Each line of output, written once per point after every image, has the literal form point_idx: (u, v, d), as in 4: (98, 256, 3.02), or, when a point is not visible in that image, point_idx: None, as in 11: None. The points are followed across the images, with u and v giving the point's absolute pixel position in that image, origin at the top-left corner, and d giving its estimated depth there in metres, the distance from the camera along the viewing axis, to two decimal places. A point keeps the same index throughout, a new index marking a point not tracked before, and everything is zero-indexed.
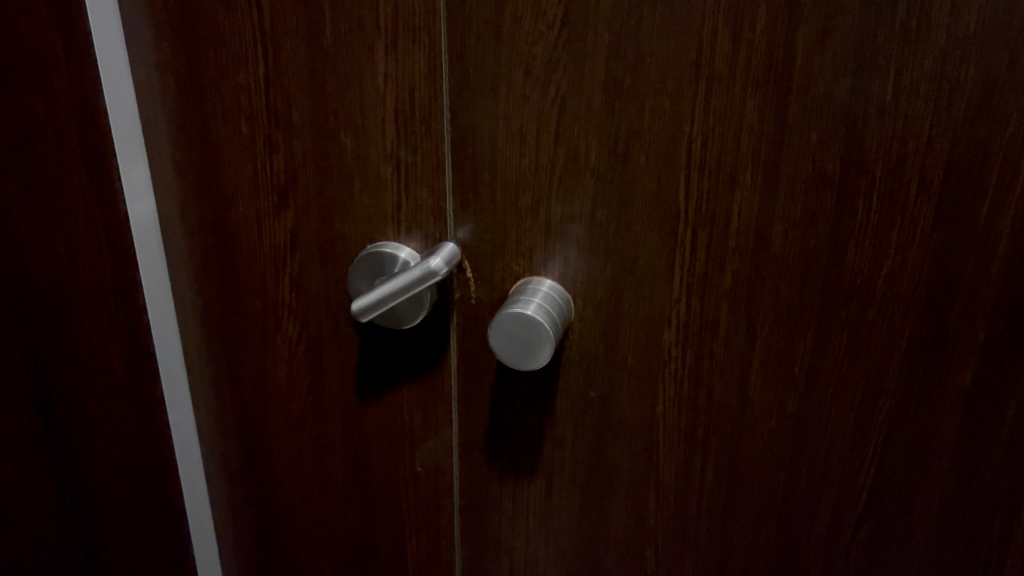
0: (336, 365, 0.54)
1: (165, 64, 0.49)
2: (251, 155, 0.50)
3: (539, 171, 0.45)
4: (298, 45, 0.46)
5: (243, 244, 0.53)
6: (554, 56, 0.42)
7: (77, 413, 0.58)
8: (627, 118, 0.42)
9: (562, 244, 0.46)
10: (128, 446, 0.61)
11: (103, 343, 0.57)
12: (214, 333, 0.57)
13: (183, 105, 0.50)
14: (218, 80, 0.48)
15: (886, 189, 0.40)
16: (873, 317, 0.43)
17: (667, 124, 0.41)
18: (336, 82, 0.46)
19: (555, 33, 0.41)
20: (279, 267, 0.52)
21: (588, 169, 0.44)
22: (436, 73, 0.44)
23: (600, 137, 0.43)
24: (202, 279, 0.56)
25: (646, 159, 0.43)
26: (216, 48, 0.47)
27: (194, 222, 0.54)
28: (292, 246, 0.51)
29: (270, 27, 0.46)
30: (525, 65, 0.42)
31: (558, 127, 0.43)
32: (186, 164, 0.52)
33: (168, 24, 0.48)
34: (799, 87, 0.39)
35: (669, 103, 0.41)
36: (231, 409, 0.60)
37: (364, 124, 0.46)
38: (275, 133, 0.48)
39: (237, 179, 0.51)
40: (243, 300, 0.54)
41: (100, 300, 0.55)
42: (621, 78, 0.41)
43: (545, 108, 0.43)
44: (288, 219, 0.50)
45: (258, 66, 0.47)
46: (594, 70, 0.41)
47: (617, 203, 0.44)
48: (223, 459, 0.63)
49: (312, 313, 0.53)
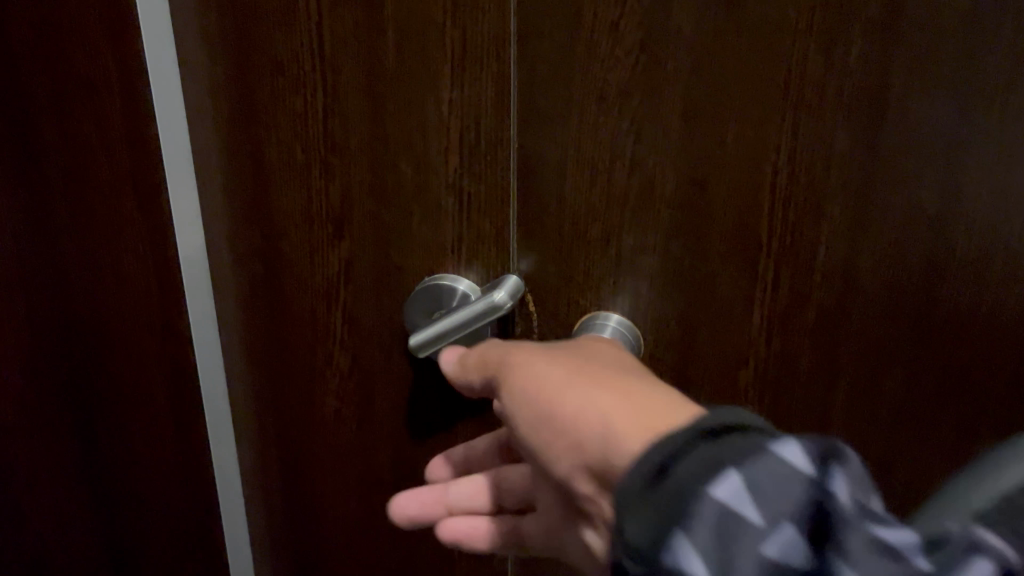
0: (386, 401, 0.51)
1: (218, 90, 0.47)
2: (304, 183, 0.47)
3: (611, 203, 0.43)
4: (358, 69, 0.44)
5: (292, 275, 0.50)
6: (633, 81, 0.40)
7: (117, 433, 0.58)
8: (706, 146, 0.40)
9: (632, 278, 0.44)
10: (168, 473, 0.59)
11: (147, 371, 0.56)
12: (258, 368, 0.54)
13: (236, 133, 0.48)
14: (274, 105, 0.46)
15: (987, 218, 0.38)
16: (969, 351, 0.41)
17: (749, 152, 0.40)
18: (397, 107, 0.44)
19: (631, 58, 0.40)
20: (330, 298, 0.50)
21: (663, 202, 0.42)
22: (503, 100, 0.42)
23: (679, 166, 0.41)
24: (251, 310, 0.53)
25: (726, 189, 0.41)
26: (272, 71, 0.45)
27: (243, 253, 0.51)
28: (346, 277, 0.49)
29: (329, 50, 0.44)
30: (600, 92, 0.41)
31: (633, 156, 0.41)
32: (236, 194, 0.49)
33: (220, 47, 0.46)
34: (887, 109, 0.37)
35: (752, 132, 0.39)
36: (273, 447, 0.57)
37: (425, 152, 0.44)
38: (331, 161, 0.46)
39: (287, 208, 0.48)
40: (291, 332, 0.52)
41: (144, 327, 0.54)
42: (703, 103, 0.39)
43: (620, 135, 0.41)
44: (342, 249, 0.48)
45: (316, 90, 0.45)
46: (673, 97, 0.40)
47: (693, 236, 0.42)
48: (265, 496, 0.59)
49: (363, 346, 0.50)
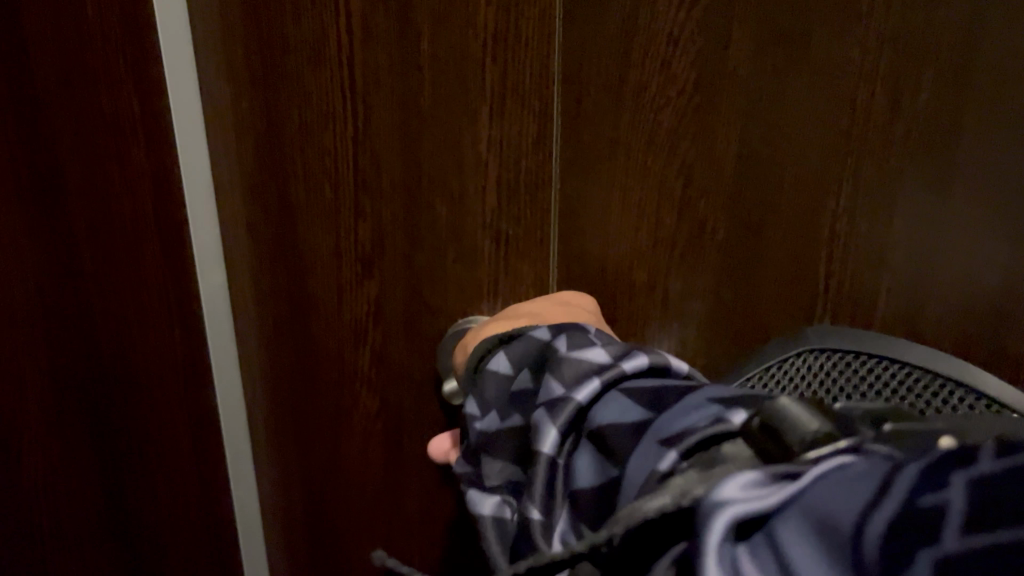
0: (417, 442, 0.50)
1: (242, 122, 0.45)
2: (333, 221, 0.45)
3: (658, 247, 0.41)
4: (391, 104, 0.42)
5: (318, 314, 0.48)
6: (684, 122, 0.38)
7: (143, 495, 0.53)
8: (763, 191, 0.38)
9: (679, 324, 0.42)
10: (192, 529, 0.55)
11: (168, 421, 0.52)
12: (281, 407, 0.52)
13: (258, 167, 0.46)
14: (302, 141, 0.44)
15: None
16: None
17: (810, 197, 0.38)
18: (433, 144, 0.42)
19: (684, 97, 0.38)
20: (358, 337, 0.48)
21: (714, 248, 0.40)
22: (545, 139, 0.41)
23: (732, 210, 0.39)
24: (274, 346, 0.51)
25: (784, 233, 0.39)
26: (299, 105, 0.43)
27: (266, 289, 0.49)
28: (376, 315, 0.47)
29: (361, 84, 0.42)
30: (648, 133, 0.39)
31: (682, 199, 0.40)
32: (258, 228, 0.48)
33: (246, 79, 0.44)
34: (952, 152, 0.35)
35: (812, 178, 0.37)
36: (295, 488, 0.55)
37: (461, 190, 0.42)
38: (361, 198, 0.44)
39: (315, 246, 0.46)
40: (317, 372, 0.50)
41: (166, 374, 0.51)
42: (759, 146, 0.38)
43: (670, 177, 0.39)
44: (372, 287, 0.46)
45: (347, 126, 0.43)
46: (727, 139, 0.38)
47: (745, 281, 0.40)
48: (286, 539, 0.57)
49: (393, 386, 0.49)
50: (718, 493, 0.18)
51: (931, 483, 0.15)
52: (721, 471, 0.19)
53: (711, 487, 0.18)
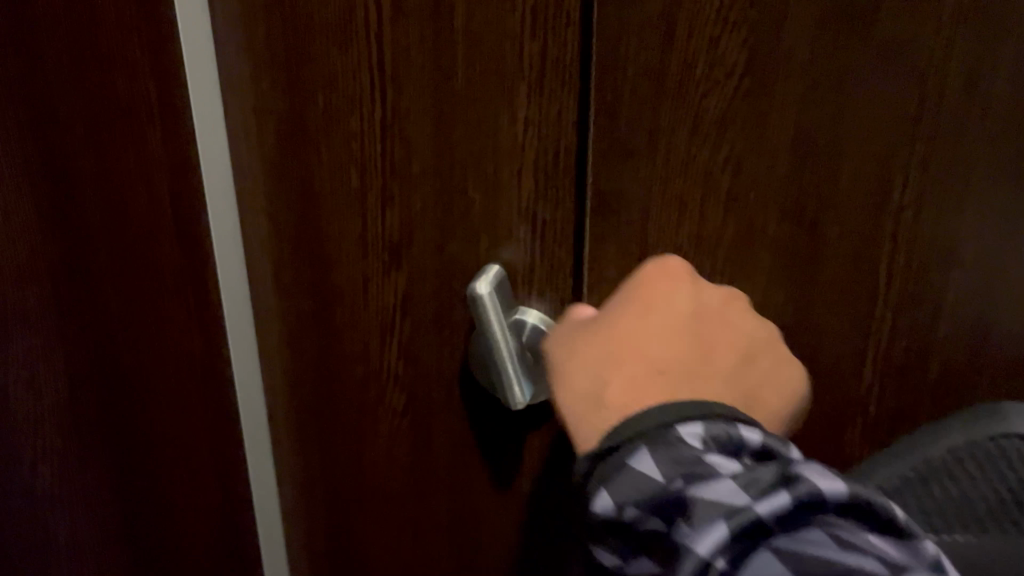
0: (445, 439, 0.48)
1: (263, 106, 0.43)
2: (359, 210, 0.43)
3: (701, 249, 0.37)
4: (422, 87, 0.39)
5: (343, 307, 0.46)
6: (731, 109, 0.35)
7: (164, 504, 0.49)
8: (820, 183, 0.35)
9: None
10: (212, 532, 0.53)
11: (187, 419, 0.50)
12: (303, 402, 0.51)
13: (280, 154, 0.43)
14: (326, 126, 0.42)
15: None
16: None
17: (871, 186, 0.35)
18: (466, 130, 0.40)
19: (732, 80, 0.34)
20: (385, 331, 0.46)
21: (764, 248, 0.37)
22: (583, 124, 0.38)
23: (784, 203, 0.36)
24: (296, 340, 0.49)
25: (842, 229, 0.36)
26: (324, 88, 0.41)
27: (287, 281, 0.47)
28: (404, 309, 0.45)
29: (389, 66, 0.39)
30: (689, 125, 0.35)
31: (727, 194, 0.36)
32: (279, 217, 0.45)
33: (266, 60, 0.41)
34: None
35: (871, 164, 0.35)
36: (317, 486, 0.53)
37: (496, 179, 0.40)
38: (389, 187, 0.42)
39: (339, 237, 0.44)
40: (342, 367, 0.48)
41: (185, 368, 0.49)
42: (816, 133, 0.35)
43: (715, 169, 0.36)
44: (400, 280, 0.44)
45: (374, 110, 0.40)
46: (782, 123, 0.35)
47: (800, 283, 0.37)
48: (308, 540, 0.55)
49: (420, 383, 0.47)
50: (764, 504, 0.25)
51: (865, 550, 0.25)
52: (760, 484, 0.26)
53: (760, 494, 0.26)
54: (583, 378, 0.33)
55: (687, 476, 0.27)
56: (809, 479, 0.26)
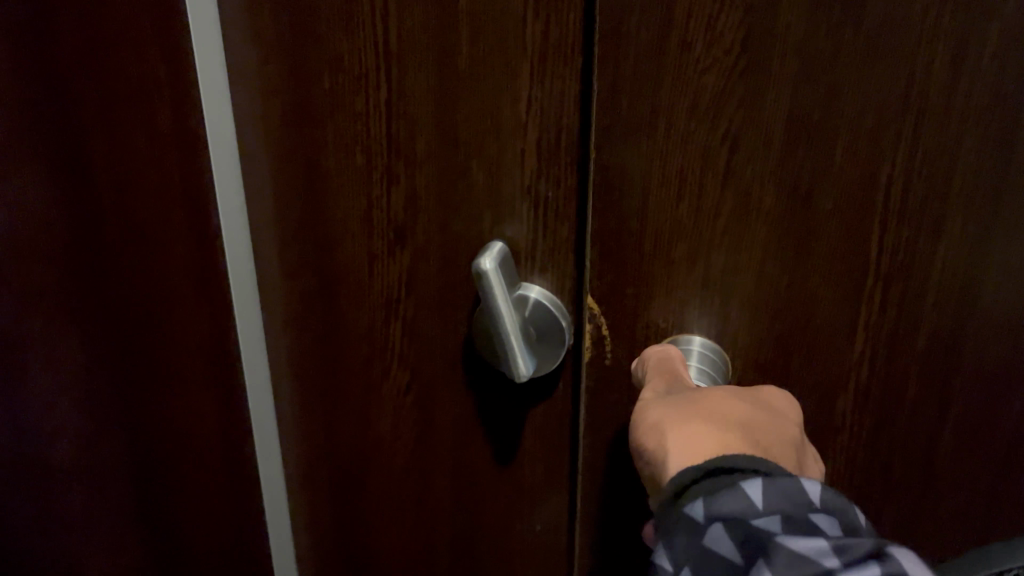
0: (449, 415, 0.49)
1: (270, 86, 0.44)
2: (364, 189, 0.44)
3: (701, 220, 0.38)
4: (426, 67, 0.40)
5: (349, 286, 0.47)
6: (728, 87, 0.35)
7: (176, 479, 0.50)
8: (814, 162, 0.36)
9: (718, 301, 0.40)
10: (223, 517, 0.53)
11: (200, 401, 0.50)
12: (309, 381, 0.51)
13: (287, 135, 0.44)
14: (332, 107, 0.43)
15: None
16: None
17: (865, 151, 0.36)
18: (469, 108, 0.41)
19: (732, 56, 0.35)
20: (390, 309, 0.47)
21: (761, 221, 0.38)
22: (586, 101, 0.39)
23: (780, 177, 0.37)
24: (301, 319, 0.50)
25: (834, 198, 0.37)
26: (330, 69, 0.42)
27: (292, 260, 0.48)
28: (409, 286, 0.46)
29: (394, 46, 0.40)
30: (693, 99, 0.36)
31: (728, 168, 0.37)
32: (286, 197, 0.46)
33: (274, 42, 0.42)
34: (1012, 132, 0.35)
35: (867, 140, 0.35)
36: (323, 464, 0.54)
37: (498, 156, 0.41)
38: (394, 165, 0.43)
39: (344, 215, 0.45)
40: (347, 344, 0.49)
41: (196, 354, 0.49)
42: (811, 107, 0.35)
43: (715, 145, 0.36)
44: (405, 257, 0.45)
45: (379, 90, 0.41)
46: (776, 103, 0.35)
47: (792, 261, 0.38)
48: (313, 518, 0.56)
49: (424, 360, 0.48)
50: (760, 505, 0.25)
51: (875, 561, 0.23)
52: (778, 517, 0.25)
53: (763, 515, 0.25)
54: (694, 445, 0.28)
55: (789, 522, 0.25)
56: (901, 558, 0.23)
